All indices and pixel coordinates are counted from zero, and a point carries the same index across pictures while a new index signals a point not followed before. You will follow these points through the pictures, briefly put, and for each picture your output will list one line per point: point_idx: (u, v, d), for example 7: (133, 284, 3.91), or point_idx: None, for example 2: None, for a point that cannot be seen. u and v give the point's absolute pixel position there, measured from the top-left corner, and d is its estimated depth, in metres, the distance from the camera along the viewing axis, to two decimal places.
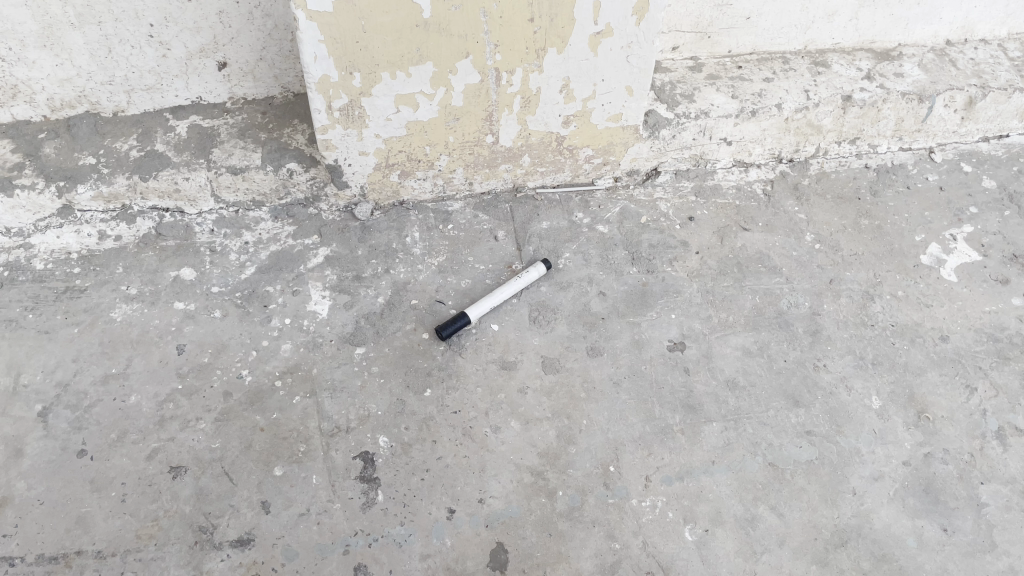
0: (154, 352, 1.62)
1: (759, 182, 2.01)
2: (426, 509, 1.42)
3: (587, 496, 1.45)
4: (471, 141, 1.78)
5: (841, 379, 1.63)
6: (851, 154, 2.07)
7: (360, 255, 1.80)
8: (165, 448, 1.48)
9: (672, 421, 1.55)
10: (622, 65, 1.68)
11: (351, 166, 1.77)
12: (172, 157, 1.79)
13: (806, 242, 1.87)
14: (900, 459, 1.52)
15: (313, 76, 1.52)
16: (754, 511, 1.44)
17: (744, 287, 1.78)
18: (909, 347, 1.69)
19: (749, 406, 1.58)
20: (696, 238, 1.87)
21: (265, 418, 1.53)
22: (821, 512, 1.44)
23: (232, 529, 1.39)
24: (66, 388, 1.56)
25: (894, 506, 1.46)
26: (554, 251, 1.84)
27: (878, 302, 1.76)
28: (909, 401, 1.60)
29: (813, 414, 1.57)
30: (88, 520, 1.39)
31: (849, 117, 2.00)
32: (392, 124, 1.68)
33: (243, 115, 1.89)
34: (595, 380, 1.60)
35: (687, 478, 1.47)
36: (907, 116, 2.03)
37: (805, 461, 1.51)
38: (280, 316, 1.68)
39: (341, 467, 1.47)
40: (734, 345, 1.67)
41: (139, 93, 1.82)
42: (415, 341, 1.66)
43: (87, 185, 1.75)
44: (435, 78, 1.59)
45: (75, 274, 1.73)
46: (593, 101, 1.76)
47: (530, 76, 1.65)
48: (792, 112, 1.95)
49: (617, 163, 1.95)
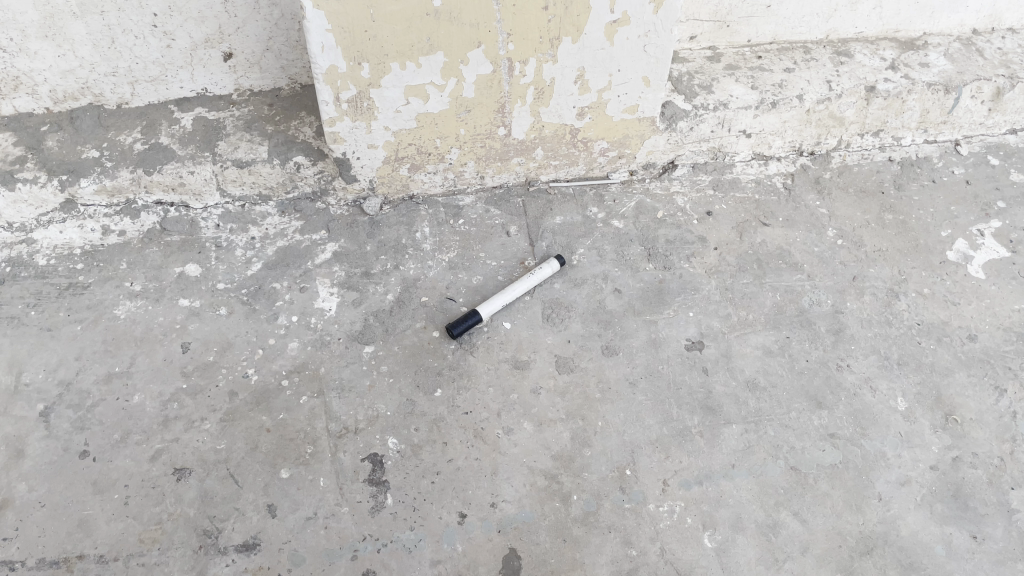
0: (158, 350, 1.58)
1: (779, 176, 1.95)
2: (437, 513, 1.38)
3: (602, 501, 1.40)
4: (483, 134, 1.74)
5: (865, 379, 1.57)
6: (874, 146, 2.01)
7: (369, 251, 1.76)
8: (169, 449, 1.45)
9: (691, 423, 1.50)
10: (639, 55, 1.63)
11: (360, 159, 1.73)
12: (176, 149, 1.76)
13: (829, 237, 1.82)
14: (928, 463, 1.47)
15: (320, 67, 1.47)
16: (777, 517, 1.39)
17: (764, 283, 1.73)
18: (936, 346, 1.63)
19: (771, 407, 1.53)
20: (714, 233, 1.82)
21: (271, 418, 1.49)
22: (846, 518, 1.39)
23: (238, 533, 1.35)
24: (68, 387, 1.52)
25: (921, 513, 1.41)
26: (568, 247, 1.79)
27: (903, 300, 1.71)
28: (935, 403, 1.55)
29: (836, 416, 1.52)
30: (90, 523, 1.36)
31: (872, 108, 1.93)
32: (402, 116, 1.63)
33: (250, 107, 1.84)
34: (610, 380, 1.56)
35: (706, 482, 1.43)
36: (933, 108, 1.97)
37: (829, 465, 1.46)
38: (287, 313, 1.64)
39: (350, 469, 1.43)
40: (754, 344, 1.62)
41: (143, 84, 1.78)
42: (426, 339, 1.61)
43: (90, 179, 1.71)
44: (446, 68, 1.54)
45: (79, 269, 1.69)
46: (608, 91, 1.70)
47: (544, 66, 1.59)
48: (814, 103, 1.89)
49: (633, 156, 1.90)
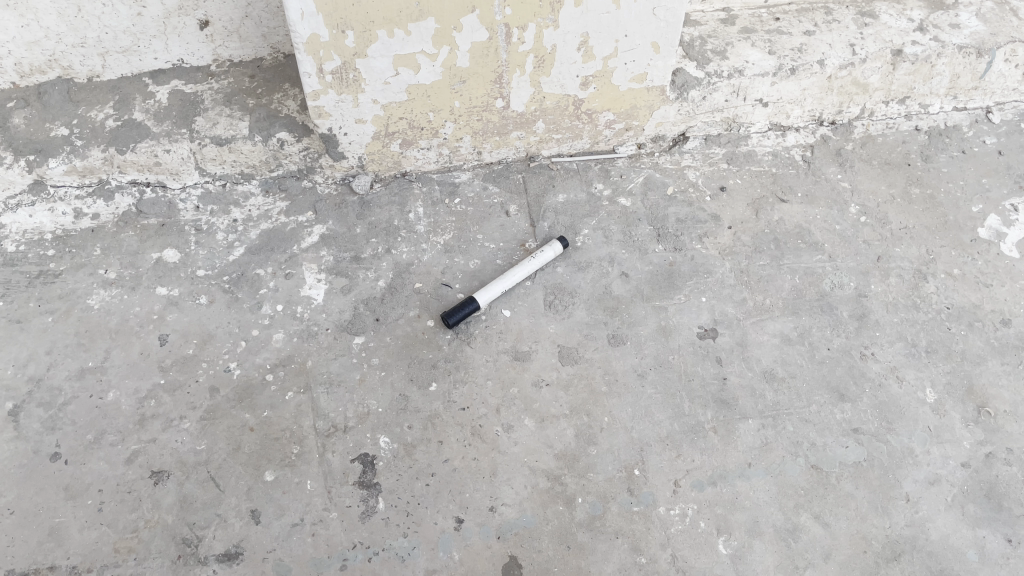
0: (134, 343, 1.48)
1: (797, 148, 1.82)
2: (432, 518, 1.29)
3: (609, 504, 1.31)
4: (479, 106, 1.61)
5: (891, 368, 1.47)
6: (900, 114, 1.88)
7: (359, 233, 1.65)
8: (146, 451, 1.35)
9: (704, 418, 1.40)
10: (648, 18, 1.49)
11: (347, 135, 1.61)
12: (151, 126, 1.64)
13: (851, 214, 1.70)
14: (959, 460, 1.37)
15: (300, 36, 1.35)
16: (797, 521, 1.29)
17: (782, 266, 1.61)
18: (967, 332, 1.52)
19: (789, 401, 1.42)
20: (728, 210, 1.70)
21: (255, 416, 1.39)
22: (871, 521, 1.29)
23: (219, 542, 1.26)
24: (39, 384, 1.43)
25: (952, 514, 1.31)
26: (571, 227, 1.67)
27: (931, 282, 1.59)
28: (967, 394, 1.44)
29: (861, 409, 1.42)
30: (62, 531, 1.27)
31: (898, 74, 1.80)
32: (391, 88, 1.51)
33: (229, 79, 1.72)
34: (617, 372, 1.45)
35: (721, 482, 1.33)
36: (964, 72, 1.83)
37: (853, 463, 1.35)
38: (271, 302, 1.54)
39: (339, 471, 1.34)
40: (772, 332, 1.51)
41: (114, 56, 1.66)
42: (420, 329, 1.51)
43: (59, 159, 1.60)
44: (438, 35, 1.41)
45: (50, 256, 1.59)
46: (615, 59, 1.57)
47: (545, 32, 1.46)
48: (836, 69, 1.75)
49: (641, 128, 1.77)
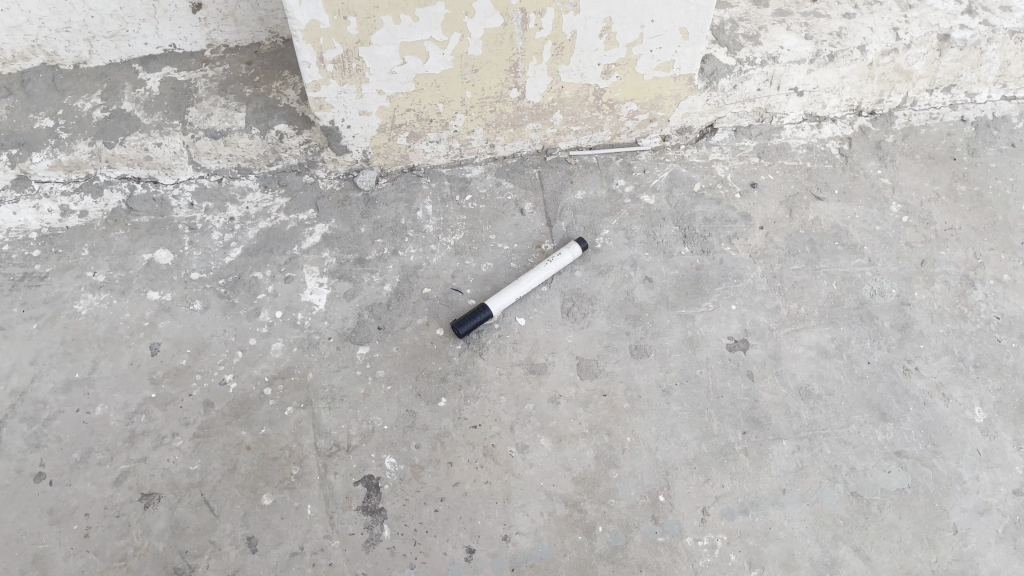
0: (124, 353, 1.38)
1: (833, 140, 1.70)
2: (441, 547, 1.20)
3: (632, 533, 1.21)
4: (493, 97, 1.50)
5: (936, 385, 1.36)
6: (945, 103, 1.75)
7: (364, 232, 1.54)
8: (136, 471, 1.27)
9: (734, 439, 1.30)
10: (677, 2, 1.37)
11: (350, 128, 1.50)
12: (142, 117, 1.53)
13: (892, 213, 1.58)
14: (1011, 487, 1.26)
15: (298, 23, 1.23)
16: (836, 554, 1.20)
17: (818, 270, 1.50)
18: (1018, 345, 1.41)
19: (827, 420, 1.32)
20: (759, 209, 1.59)
21: (252, 433, 1.30)
22: (916, 555, 1.20)
23: (213, 572, 1.18)
24: (22, 397, 1.34)
25: (1003, 548, 1.21)
26: (591, 227, 1.56)
27: (979, 289, 1.47)
28: (1019, 414, 1.33)
29: (903, 430, 1.31)
30: (45, 559, 1.19)
31: (945, 60, 1.66)
32: (397, 78, 1.39)
33: (225, 66, 1.61)
34: (641, 388, 1.35)
35: (753, 511, 1.23)
36: (1015, 59, 1.69)
37: (896, 490, 1.25)
38: (270, 308, 1.44)
39: (342, 494, 1.24)
40: (807, 344, 1.40)
41: (101, 41, 1.54)
42: (428, 338, 1.41)
43: (43, 153, 1.49)
44: (448, 22, 1.29)
45: (35, 257, 1.50)
46: (639, 46, 1.45)
47: (564, 17, 1.34)
48: (878, 55, 1.62)
49: (666, 119, 1.65)
